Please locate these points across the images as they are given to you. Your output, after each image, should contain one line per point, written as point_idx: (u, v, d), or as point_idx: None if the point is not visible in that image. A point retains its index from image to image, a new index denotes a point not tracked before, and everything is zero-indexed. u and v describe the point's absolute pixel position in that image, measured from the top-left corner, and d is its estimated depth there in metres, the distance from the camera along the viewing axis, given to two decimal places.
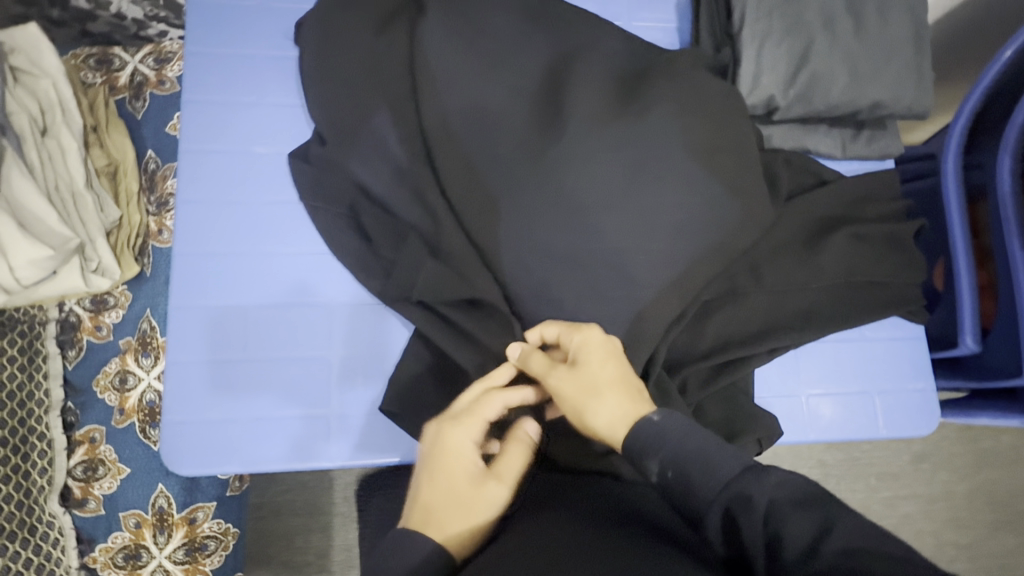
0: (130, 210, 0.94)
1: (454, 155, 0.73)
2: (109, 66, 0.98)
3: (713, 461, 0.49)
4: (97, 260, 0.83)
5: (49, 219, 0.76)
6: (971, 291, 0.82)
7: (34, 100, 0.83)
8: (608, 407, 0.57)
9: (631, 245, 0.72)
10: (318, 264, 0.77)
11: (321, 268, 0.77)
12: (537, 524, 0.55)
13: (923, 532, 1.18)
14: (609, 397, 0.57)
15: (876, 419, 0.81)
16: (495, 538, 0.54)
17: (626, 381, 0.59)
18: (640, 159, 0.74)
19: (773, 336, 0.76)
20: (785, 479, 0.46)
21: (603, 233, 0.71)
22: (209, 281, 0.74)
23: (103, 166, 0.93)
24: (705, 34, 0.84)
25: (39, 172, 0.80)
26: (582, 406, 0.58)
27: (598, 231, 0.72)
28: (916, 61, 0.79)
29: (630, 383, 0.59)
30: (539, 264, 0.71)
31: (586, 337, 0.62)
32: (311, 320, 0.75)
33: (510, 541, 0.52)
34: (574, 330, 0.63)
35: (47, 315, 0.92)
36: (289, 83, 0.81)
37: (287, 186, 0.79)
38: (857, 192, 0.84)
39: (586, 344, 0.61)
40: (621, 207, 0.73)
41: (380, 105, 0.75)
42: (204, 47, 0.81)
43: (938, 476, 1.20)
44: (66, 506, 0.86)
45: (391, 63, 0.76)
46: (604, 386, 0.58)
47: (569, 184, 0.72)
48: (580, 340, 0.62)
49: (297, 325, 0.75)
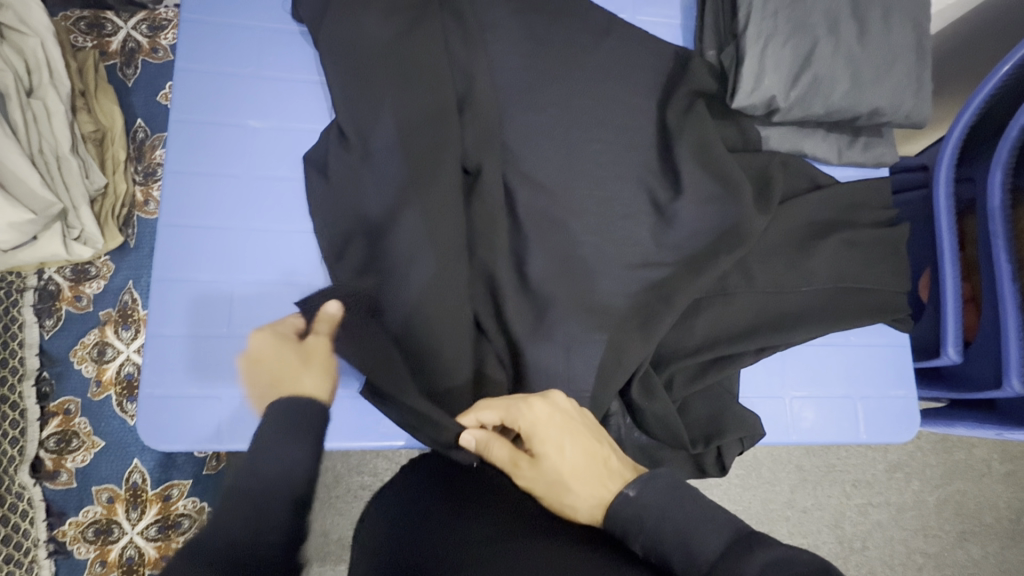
0: (117, 179, 0.90)
1: (449, 142, 0.72)
2: (101, 31, 0.96)
3: (695, 539, 0.48)
4: (80, 229, 0.81)
5: (30, 181, 0.72)
6: (956, 302, 0.83)
7: (21, 59, 0.79)
8: (579, 490, 0.56)
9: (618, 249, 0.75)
10: (309, 243, 0.76)
11: (311, 248, 0.75)
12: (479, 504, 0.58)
13: (894, 539, 1.20)
14: (575, 481, 0.57)
15: (857, 424, 0.82)
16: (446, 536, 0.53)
17: (589, 454, 0.59)
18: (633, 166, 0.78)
19: (762, 337, 0.77)
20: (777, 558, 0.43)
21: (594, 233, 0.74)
22: (194, 255, 0.73)
23: (90, 132, 0.88)
24: (709, 32, 0.84)
25: (23, 134, 0.75)
26: (557, 501, 0.56)
27: (590, 232, 0.75)
28: (916, 71, 0.79)
29: (590, 452, 0.60)
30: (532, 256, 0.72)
31: (531, 418, 0.61)
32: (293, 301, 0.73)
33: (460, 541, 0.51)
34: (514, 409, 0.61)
35: (25, 283, 0.89)
36: (287, 57, 0.80)
37: (279, 161, 0.77)
38: (851, 199, 0.84)
39: (534, 426, 0.60)
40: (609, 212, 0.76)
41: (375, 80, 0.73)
42: (201, 14, 0.79)
43: (910, 485, 1.22)
44: (37, 477, 0.84)
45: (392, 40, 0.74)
46: (570, 475, 0.57)
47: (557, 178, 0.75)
48: (526, 421, 0.61)
49: (282, 306, 0.73)
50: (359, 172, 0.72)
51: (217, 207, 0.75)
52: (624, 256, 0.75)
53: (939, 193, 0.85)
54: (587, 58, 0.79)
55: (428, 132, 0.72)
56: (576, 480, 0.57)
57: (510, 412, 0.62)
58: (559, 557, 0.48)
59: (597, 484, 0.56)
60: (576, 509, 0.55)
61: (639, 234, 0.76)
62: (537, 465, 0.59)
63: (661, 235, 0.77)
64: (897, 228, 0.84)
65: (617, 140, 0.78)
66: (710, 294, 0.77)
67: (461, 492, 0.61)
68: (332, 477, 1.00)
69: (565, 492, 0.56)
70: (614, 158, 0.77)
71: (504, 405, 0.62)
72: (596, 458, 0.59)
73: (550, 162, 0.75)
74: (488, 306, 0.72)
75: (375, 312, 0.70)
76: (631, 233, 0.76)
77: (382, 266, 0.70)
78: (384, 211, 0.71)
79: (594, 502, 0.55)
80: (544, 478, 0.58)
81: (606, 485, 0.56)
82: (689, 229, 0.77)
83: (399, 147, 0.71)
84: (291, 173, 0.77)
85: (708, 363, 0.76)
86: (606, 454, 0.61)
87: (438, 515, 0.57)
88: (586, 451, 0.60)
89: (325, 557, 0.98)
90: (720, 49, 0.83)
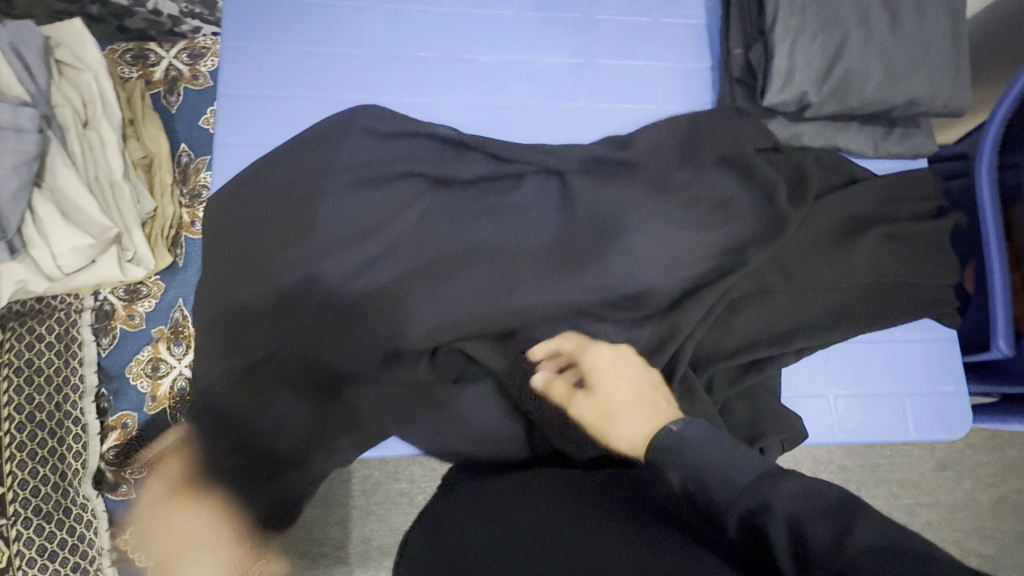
0: (166, 202, 0.91)
1: (472, 172, 0.78)
2: (144, 61, 0.97)
3: (730, 469, 0.48)
4: (133, 250, 0.82)
5: (90, 209, 0.75)
6: (1005, 290, 0.80)
7: (76, 93, 0.82)
8: (623, 421, 0.62)
9: (652, 253, 0.75)
10: (341, 254, 0.73)
11: (343, 260, 0.73)
12: (518, 486, 0.62)
13: (946, 540, 1.16)
14: (621, 412, 0.63)
15: (905, 422, 0.80)
16: (495, 513, 0.57)
17: (641, 391, 0.64)
18: (665, 172, 0.78)
19: (802, 336, 0.76)
20: (802, 490, 0.46)
21: (627, 236, 0.75)
22: (233, 269, 0.73)
23: (139, 159, 0.90)
24: (736, 30, 0.82)
25: (82, 164, 0.79)
26: (603, 429, 0.64)
27: (626, 236, 0.75)
28: (954, 59, 0.77)
29: (642, 393, 0.64)
30: (558, 265, 0.74)
31: (591, 356, 0.69)
32: (314, 322, 0.72)
33: (507, 519, 0.55)
34: (576, 350, 0.70)
35: (82, 303, 0.89)
36: (320, 78, 0.80)
37: (306, 169, 0.75)
38: (890, 192, 0.82)
39: (593, 363, 0.69)
40: (645, 216, 0.76)
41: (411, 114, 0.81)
42: (241, 43, 0.80)
43: (962, 484, 1.18)
44: (99, 489, 0.85)
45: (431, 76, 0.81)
46: (619, 407, 0.64)
47: (586, 186, 0.77)
48: (587, 358, 0.69)
49: (319, 316, 0.73)
50: (395, 189, 0.76)
51: (250, 225, 0.74)
52: (654, 261, 0.75)
53: (981, 182, 0.83)
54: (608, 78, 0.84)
55: (448, 171, 0.77)
56: (624, 413, 0.63)
57: (578, 350, 0.70)
58: (602, 525, 0.52)
59: (642, 417, 0.61)
60: (621, 434, 0.62)
61: (674, 237, 0.76)
62: (592, 397, 0.66)
63: (695, 238, 0.76)
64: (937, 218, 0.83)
65: (643, 146, 0.79)
66: (745, 294, 0.77)
67: (499, 483, 0.63)
68: (373, 484, 1.02)
69: (611, 421, 0.64)
70: (643, 165, 0.78)
71: (574, 343, 0.71)
72: (648, 395, 0.63)
73: (575, 181, 0.78)
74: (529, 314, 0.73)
75: (419, 323, 0.72)
76: (667, 236, 0.76)
77: (420, 278, 0.74)
78: (420, 225, 0.76)
79: (637, 433, 0.60)
80: (597, 409, 0.66)
81: (650, 420, 0.59)
82: (722, 232, 0.77)
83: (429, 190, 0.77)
84: (320, 177, 0.75)
85: (745, 363, 0.75)
86: (662, 395, 0.64)
87: (485, 507, 0.59)
88: (639, 391, 0.64)
89: (366, 562, 1.00)
90: (748, 47, 0.81)
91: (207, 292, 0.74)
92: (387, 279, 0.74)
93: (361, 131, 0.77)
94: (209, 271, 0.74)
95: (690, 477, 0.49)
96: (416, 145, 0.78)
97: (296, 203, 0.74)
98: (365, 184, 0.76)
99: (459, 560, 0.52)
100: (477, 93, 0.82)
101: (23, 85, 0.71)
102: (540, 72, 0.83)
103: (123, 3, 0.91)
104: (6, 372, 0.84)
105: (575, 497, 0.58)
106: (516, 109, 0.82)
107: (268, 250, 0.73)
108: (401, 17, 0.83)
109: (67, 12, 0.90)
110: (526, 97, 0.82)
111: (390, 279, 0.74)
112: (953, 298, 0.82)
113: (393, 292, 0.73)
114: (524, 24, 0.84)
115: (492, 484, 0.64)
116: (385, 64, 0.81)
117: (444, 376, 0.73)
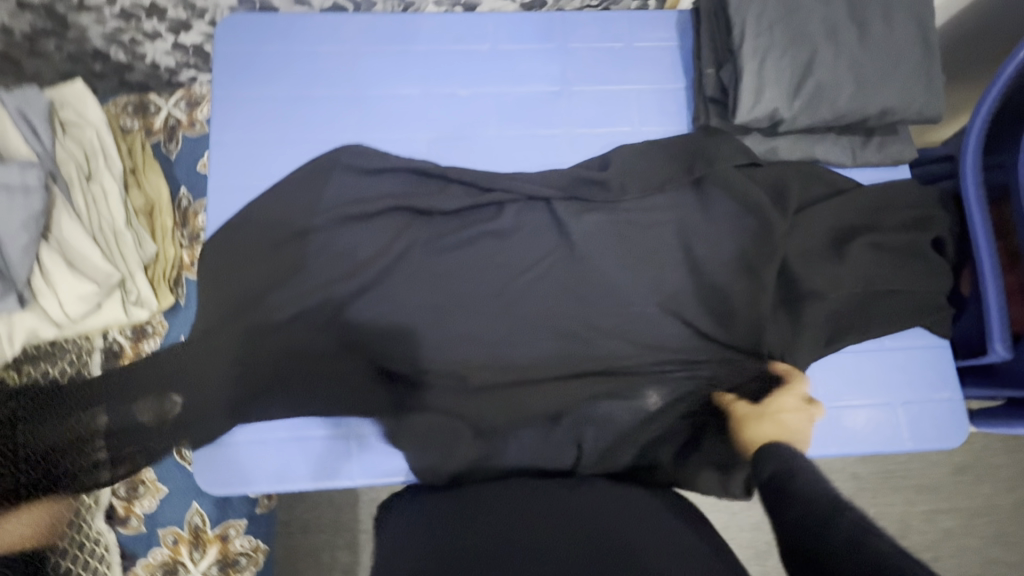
0: (166, 244, 0.95)
1: (453, 204, 0.79)
2: (146, 112, 1.02)
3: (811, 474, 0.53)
4: (137, 293, 0.87)
5: (93, 256, 0.80)
6: (998, 294, 0.80)
7: (79, 148, 0.87)
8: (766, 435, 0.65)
9: (632, 274, 0.78)
10: (334, 288, 0.76)
11: (337, 293, 0.76)
12: (546, 494, 0.65)
13: (968, 547, 1.12)
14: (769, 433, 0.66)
15: (900, 431, 0.79)
16: (528, 510, 0.61)
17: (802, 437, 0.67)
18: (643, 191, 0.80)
19: (794, 349, 0.76)
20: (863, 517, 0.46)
21: (608, 258, 0.78)
22: (230, 307, 0.75)
23: (140, 205, 0.94)
24: (707, 50, 0.83)
25: (85, 216, 0.83)
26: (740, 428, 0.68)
27: (607, 259, 0.79)
28: (925, 66, 0.78)
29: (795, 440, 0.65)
30: (536, 294, 0.78)
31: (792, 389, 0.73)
32: (313, 355, 0.75)
33: (532, 517, 0.60)
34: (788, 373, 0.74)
35: (92, 344, 0.91)
36: (308, 121, 0.84)
37: (297, 209, 0.78)
38: (875, 201, 0.82)
39: (794, 392, 0.72)
40: (624, 240, 0.79)
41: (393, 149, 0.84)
42: (232, 93, 0.84)
43: (981, 488, 1.15)
44: (110, 523, 0.85)
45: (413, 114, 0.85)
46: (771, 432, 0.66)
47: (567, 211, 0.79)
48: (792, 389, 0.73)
49: (314, 350, 0.75)
50: (384, 222, 0.79)
51: (249, 263, 0.77)
52: (629, 280, 0.78)
53: (967, 185, 0.82)
54: (584, 101, 0.87)
55: (430, 204, 0.79)
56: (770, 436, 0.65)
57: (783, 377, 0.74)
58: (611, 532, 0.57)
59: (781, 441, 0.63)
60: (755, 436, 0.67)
61: (654, 256, 0.79)
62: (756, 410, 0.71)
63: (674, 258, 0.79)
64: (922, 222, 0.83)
65: (621, 168, 0.81)
66: (731, 309, 0.77)
67: (521, 488, 0.67)
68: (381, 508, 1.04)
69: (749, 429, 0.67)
70: (622, 188, 0.80)
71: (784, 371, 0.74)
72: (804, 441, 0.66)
73: (551, 209, 0.80)
74: (515, 335, 0.77)
75: (414, 353, 0.76)
76: (644, 257, 0.79)
77: (413, 308, 0.77)
78: (411, 256, 0.78)
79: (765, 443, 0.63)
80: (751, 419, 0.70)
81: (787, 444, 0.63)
82: (700, 248, 0.79)
83: (415, 223, 0.79)
84: (310, 217, 0.78)
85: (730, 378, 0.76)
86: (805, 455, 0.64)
87: (497, 511, 0.62)
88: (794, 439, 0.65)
89: None
90: (720, 66, 0.82)
91: (205, 328, 0.75)
92: (382, 310, 0.77)
93: (346, 169, 0.80)
94: (207, 303, 0.77)
95: (781, 467, 0.55)
96: (399, 181, 0.81)
97: (291, 241, 0.77)
98: (351, 220, 0.78)
99: (452, 540, 0.56)
100: (458, 125, 0.85)
101: (29, 146, 0.77)
102: (518, 102, 0.86)
103: (124, 60, 0.96)
104: None
105: (558, 509, 0.61)
106: (497, 139, 0.85)
107: (265, 285, 0.76)
108: (382, 58, 0.87)
109: (72, 72, 0.97)
110: (506, 128, 0.85)
111: (385, 310, 0.77)
112: (943, 304, 0.81)
113: (388, 322, 0.76)
114: (501, 57, 0.88)
115: (514, 483, 0.68)
116: (369, 104, 0.85)
117: (435, 399, 0.75)
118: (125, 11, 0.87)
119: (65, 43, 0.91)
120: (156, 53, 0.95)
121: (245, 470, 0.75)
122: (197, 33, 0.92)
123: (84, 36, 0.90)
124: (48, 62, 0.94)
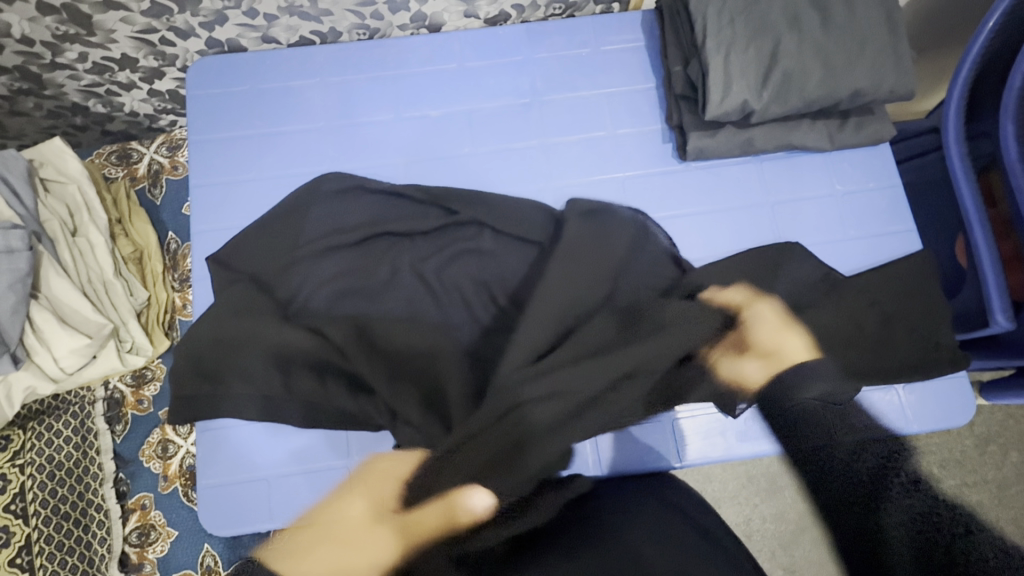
0: (157, 289, 0.96)
1: (434, 223, 0.79)
2: (129, 160, 1.03)
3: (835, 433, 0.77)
4: (131, 340, 0.88)
5: (84, 310, 0.82)
6: (994, 265, 0.75)
7: (63, 205, 0.89)
8: (790, 353, 0.77)
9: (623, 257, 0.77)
10: (330, 303, 0.75)
11: (331, 306, 0.75)
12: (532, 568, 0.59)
13: (1001, 520, 1.07)
14: (783, 349, 0.77)
15: (906, 414, 0.76)
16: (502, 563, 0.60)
17: (788, 315, 0.78)
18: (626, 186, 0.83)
19: (782, 318, 0.78)
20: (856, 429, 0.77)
21: (605, 244, 0.76)
22: (228, 323, 0.74)
23: (129, 253, 0.96)
24: (673, 49, 0.83)
25: (73, 270, 0.85)
26: (781, 360, 0.76)
27: (604, 245, 0.76)
28: (892, 45, 0.77)
29: (782, 321, 0.78)
30: (526, 328, 0.72)
31: (753, 308, 0.78)
32: (302, 371, 0.72)
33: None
34: (740, 301, 0.78)
35: (94, 395, 0.91)
36: (283, 156, 0.85)
37: (281, 242, 0.79)
38: (853, 179, 0.85)
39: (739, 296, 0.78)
40: (608, 225, 0.78)
41: (363, 176, 0.83)
42: (207, 134, 0.86)
43: (1010, 458, 1.09)
44: (125, 571, 0.84)
45: (385, 139, 0.86)
46: (786, 339, 0.77)
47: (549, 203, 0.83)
48: (751, 307, 0.78)
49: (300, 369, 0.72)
50: (369, 246, 0.79)
51: (243, 287, 0.76)
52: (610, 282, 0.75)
53: (951, 157, 0.79)
54: (556, 111, 0.87)
55: (407, 226, 0.79)
56: (789, 347, 0.77)
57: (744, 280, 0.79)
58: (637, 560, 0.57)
59: (781, 355, 0.77)
60: (749, 364, 0.76)
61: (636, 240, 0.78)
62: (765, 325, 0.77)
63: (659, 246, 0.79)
64: (895, 205, 0.84)
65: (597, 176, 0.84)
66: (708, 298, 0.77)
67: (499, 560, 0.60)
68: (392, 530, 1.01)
69: (781, 361, 0.76)
70: (596, 207, 0.81)
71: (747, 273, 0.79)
72: (793, 318, 0.78)
73: (525, 218, 0.80)
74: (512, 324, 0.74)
75: (403, 363, 0.71)
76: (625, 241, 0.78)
77: (404, 317, 0.74)
78: (400, 273, 0.78)
79: (805, 352, 0.77)
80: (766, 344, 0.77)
81: (807, 344, 0.77)
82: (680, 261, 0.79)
83: (398, 241, 0.79)
84: (296, 246, 0.78)
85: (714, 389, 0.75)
86: (792, 348, 0.77)
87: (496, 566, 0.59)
88: (782, 324, 0.78)
89: None
90: (687, 62, 0.82)
91: (207, 346, 0.74)
92: (375, 318, 0.74)
93: (327, 198, 0.81)
94: (203, 325, 0.75)
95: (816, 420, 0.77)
96: (375, 205, 0.81)
97: (282, 270, 0.77)
98: (336, 247, 0.78)
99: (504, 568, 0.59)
100: (432, 145, 0.85)
101: (11, 208, 0.80)
102: (489, 118, 0.86)
103: (103, 111, 0.98)
104: (29, 473, 0.84)
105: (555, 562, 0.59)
106: (472, 155, 0.85)
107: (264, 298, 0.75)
108: (353, 87, 0.87)
109: (54, 127, 0.99)
110: (479, 144, 0.85)
111: (379, 316, 0.74)
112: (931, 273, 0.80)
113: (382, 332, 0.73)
114: (468, 74, 0.88)
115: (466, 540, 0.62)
116: (341, 134, 0.86)
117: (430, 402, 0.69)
118: (98, 65, 0.88)
119: (44, 101, 0.92)
120: (133, 102, 0.97)
121: (247, 509, 0.73)
122: (170, 78, 0.94)
123: (61, 92, 0.92)
124: (30, 120, 0.96)
